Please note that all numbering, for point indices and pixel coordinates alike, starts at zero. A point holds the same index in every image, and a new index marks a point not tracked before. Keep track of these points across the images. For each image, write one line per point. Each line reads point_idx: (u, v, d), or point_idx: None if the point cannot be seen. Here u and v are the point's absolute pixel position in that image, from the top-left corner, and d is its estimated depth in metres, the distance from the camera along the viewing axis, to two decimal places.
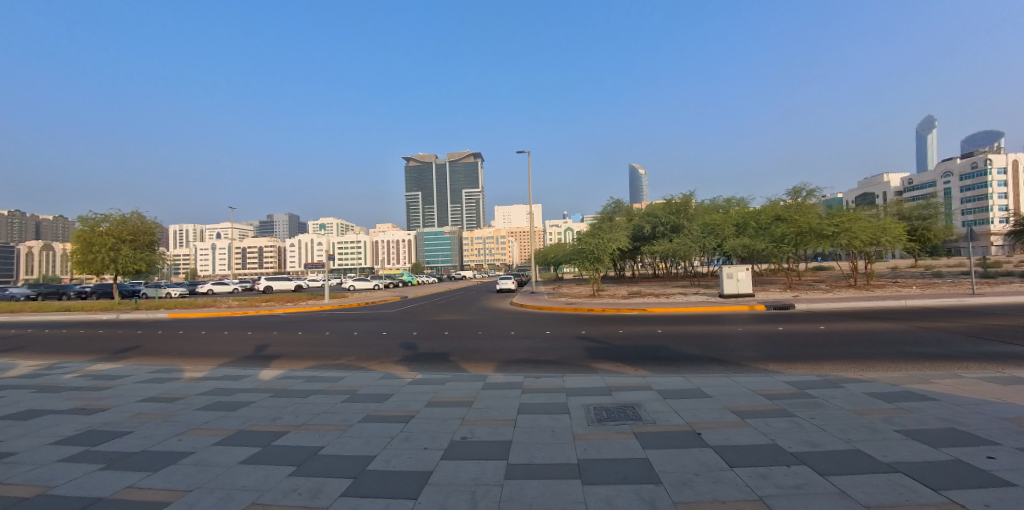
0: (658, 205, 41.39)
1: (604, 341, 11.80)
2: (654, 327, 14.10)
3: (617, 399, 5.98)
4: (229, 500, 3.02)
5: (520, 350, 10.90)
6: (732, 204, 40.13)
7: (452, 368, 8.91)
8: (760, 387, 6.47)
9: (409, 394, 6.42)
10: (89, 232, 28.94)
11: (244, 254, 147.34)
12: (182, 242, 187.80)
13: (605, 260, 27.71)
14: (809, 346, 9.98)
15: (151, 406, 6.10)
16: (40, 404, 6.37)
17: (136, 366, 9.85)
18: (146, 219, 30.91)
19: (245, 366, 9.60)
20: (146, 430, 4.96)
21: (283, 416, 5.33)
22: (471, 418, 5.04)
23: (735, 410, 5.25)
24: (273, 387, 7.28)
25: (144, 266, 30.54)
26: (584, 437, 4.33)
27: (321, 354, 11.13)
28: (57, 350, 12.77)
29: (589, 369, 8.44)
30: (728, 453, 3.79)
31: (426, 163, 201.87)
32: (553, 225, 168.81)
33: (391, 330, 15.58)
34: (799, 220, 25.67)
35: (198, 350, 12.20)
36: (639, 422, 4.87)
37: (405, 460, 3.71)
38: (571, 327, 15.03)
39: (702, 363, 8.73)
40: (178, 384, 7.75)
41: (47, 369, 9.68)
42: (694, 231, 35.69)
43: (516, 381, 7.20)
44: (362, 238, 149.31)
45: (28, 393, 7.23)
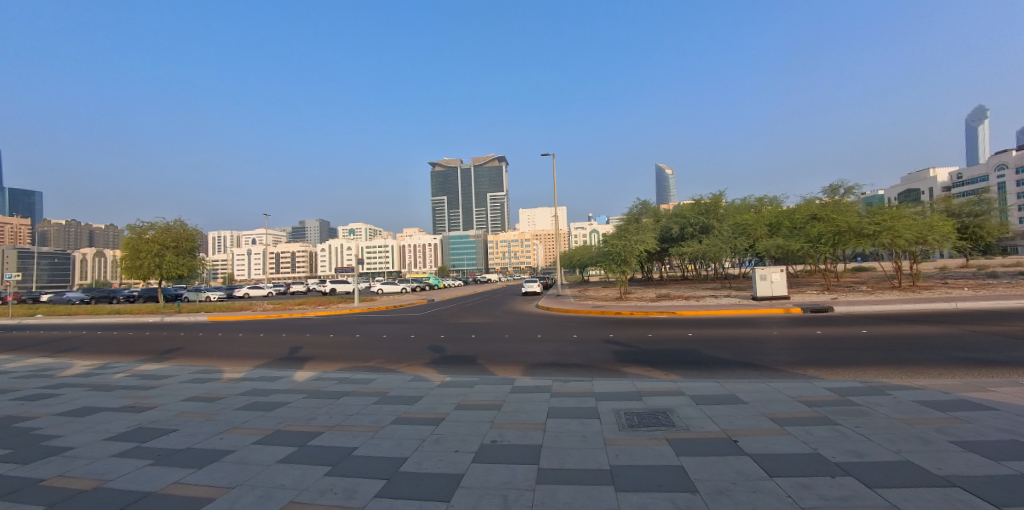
0: (687, 206, 40.49)
1: (631, 345, 11.59)
2: (684, 331, 13.78)
3: (648, 404, 5.86)
4: (268, 498, 3.10)
5: (547, 353, 10.84)
6: (764, 204, 38.79)
7: (479, 371, 8.95)
8: (799, 393, 6.20)
9: (438, 396, 6.49)
10: (137, 239, 30.61)
11: (278, 259, 152.75)
12: (220, 249, 195.72)
13: (632, 262, 27.31)
14: (851, 351, 9.50)
15: (195, 404, 6.38)
16: (94, 402, 6.76)
17: (180, 366, 10.32)
18: (187, 227, 32.43)
19: (279, 367, 9.93)
20: (188, 428, 5.17)
21: (318, 416, 5.47)
22: (501, 422, 5.03)
23: (772, 417, 5.05)
24: (307, 388, 7.49)
25: (187, 271, 32.02)
26: (615, 442, 4.26)
27: (351, 356, 11.36)
28: (109, 350, 13.54)
29: (618, 374, 8.31)
30: (767, 462, 3.66)
31: (452, 167, 204.39)
32: (579, 228, 167.42)
33: (418, 333, 15.79)
34: (837, 219, 24.62)
35: (236, 351, 12.68)
36: (671, 428, 4.76)
37: (437, 462, 3.74)
38: (598, 330, 14.84)
39: (736, 368, 8.44)
40: (218, 384, 8.08)
41: (100, 368, 10.27)
42: (724, 232, 34.69)
43: (544, 385, 7.16)
44: (390, 242, 152.19)
45: (83, 391, 7.68)
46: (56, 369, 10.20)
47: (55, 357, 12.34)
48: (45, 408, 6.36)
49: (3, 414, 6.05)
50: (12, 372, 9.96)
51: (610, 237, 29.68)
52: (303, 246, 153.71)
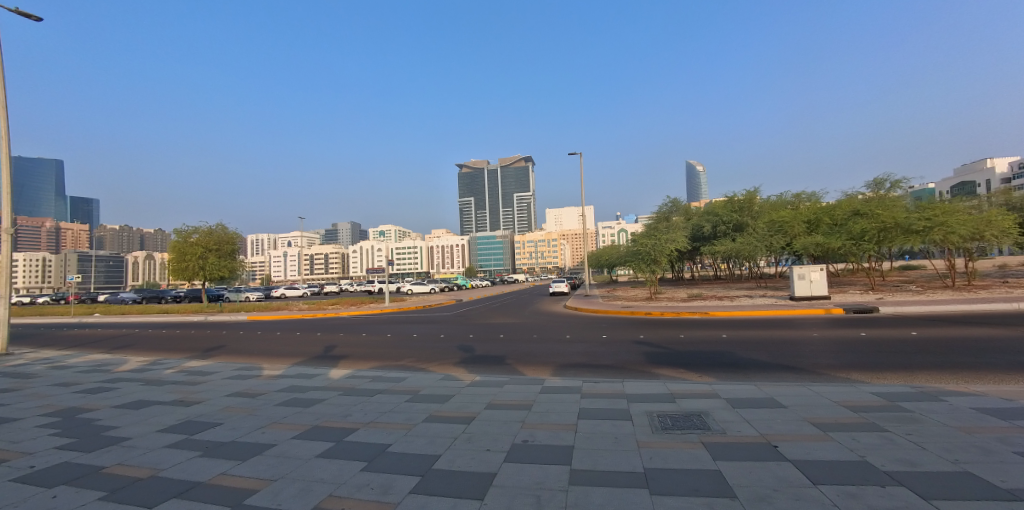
0: (719, 203, 39.35)
1: (663, 346, 11.33)
2: (718, 332, 13.39)
3: (681, 406, 5.73)
4: (309, 491, 3.21)
5: (576, 354, 10.76)
6: (802, 200, 37.29)
7: (507, 371, 9.00)
8: (843, 398, 5.92)
9: (469, 395, 6.54)
10: (183, 243, 32.25)
11: (312, 261, 157.84)
12: (259, 251, 204.12)
13: (662, 261, 26.74)
14: (899, 355, 8.99)
15: (238, 400, 6.67)
16: (147, 396, 7.17)
17: (223, 364, 10.81)
18: (228, 230, 33.90)
19: (315, 365, 10.25)
20: (232, 422, 5.41)
21: (353, 413, 5.62)
22: (532, 422, 5.02)
23: (815, 422, 4.84)
24: (342, 386, 7.70)
25: (227, 272, 33.49)
26: (648, 445, 4.19)
27: (383, 355, 11.59)
28: (158, 347, 14.33)
29: (649, 375, 8.15)
30: (810, 468, 3.51)
31: (479, 169, 206.02)
32: (607, 227, 165.37)
33: (447, 332, 15.99)
34: (882, 215, 23.40)
35: (275, 350, 13.19)
36: (707, 431, 4.63)
37: (469, 460, 3.77)
38: (627, 331, 14.61)
39: (773, 371, 8.15)
40: (259, 381, 8.42)
41: (152, 364, 10.90)
42: (759, 229, 33.44)
43: (574, 386, 7.11)
44: (419, 244, 154.78)
45: (138, 385, 8.18)
46: (112, 365, 10.89)
47: (111, 354, 13.17)
48: (104, 400, 6.80)
49: (67, 405, 6.50)
50: (75, 366, 10.68)
51: (639, 236, 29.14)
52: (335, 248, 158.52)
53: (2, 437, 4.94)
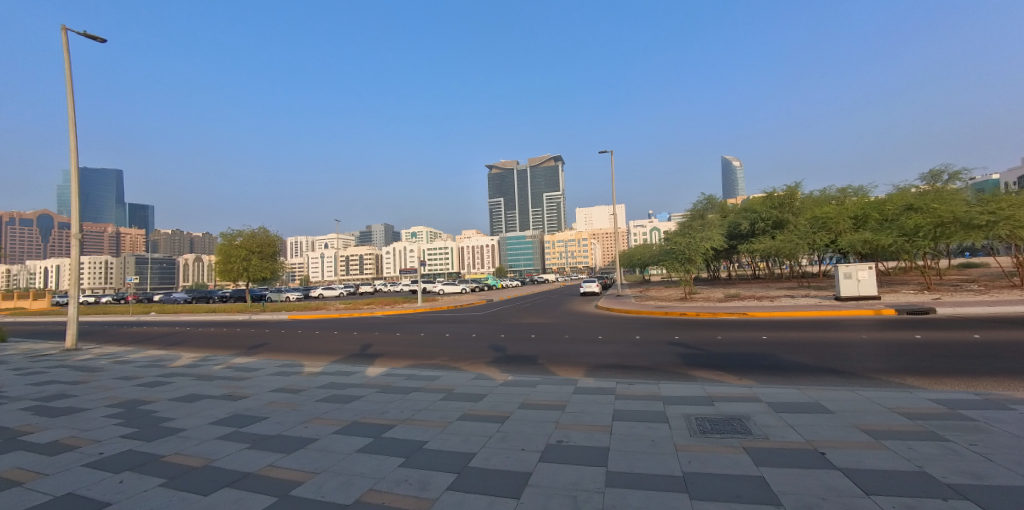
0: (758, 199, 37.85)
1: (700, 347, 11.03)
2: (758, 333, 12.88)
3: (720, 409, 5.56)
4: (350, 485, 3.31)
5: (609, 355, 10.61)
6: (848, 195, 35.38)
7: (539, 371, 9.01)
8: (897, 404, 5.58)
9: (502, 394, 6.58)
10: (228, 246, 33.95)
11: (347, 262, 162.75)
12: (297, 252, 212.67)
13: (697, 260, 25.95)
14: (959, 359, 8.39)
15: (281, 395, 6.97)
16: (200, 390, 7.60)
17: (267, 361, 11.30)
18: (270, 234, 35.40)
19: (352, 363, 10.58)
20: (277, 416, 5.65)
21: (390, 410, 5.76)
22: (566, 422, 5.00)
23: (866, 429, 4.58)
24: (378, 383, 7.91)
25: (269, 273, 34.99)
26: (686, 448, 4.09)
27: (416, 354, 11.82)
28: (207, 345, 15.16)
29: (685, 377, 7.94)
30: (861, 477, 3.34)
31: (508, 169, 206.70)
32: (639, 226, 162.30)
33: (479, 332, 16.13)
34: (939, 209, 21.89)
35: (315, 348, 13.69)
36: (748, 436, 4.47)
37: (504, 459, 3.79)
38: (661, 332, 14.30)
39: (818, 374, 7.79)
40: (301, 377, 8.77)
41: (202, 360, 11.54)
42: (800, 226, 31.93)
43: (608, 387, 7.02)
44: (450, 245, 156.99)
45: (190, 380, 8.69)
46: (167, 360, 11.61)
47: (166, 350, 14.05)
48: (160, 393, 7.26)
49: (129, 397, 6.97)
50: (134, 361, 11.46)
51: (673, 235, 28.37)
52: (370, 250, 162.92)
53: (74, 425, 5.35)
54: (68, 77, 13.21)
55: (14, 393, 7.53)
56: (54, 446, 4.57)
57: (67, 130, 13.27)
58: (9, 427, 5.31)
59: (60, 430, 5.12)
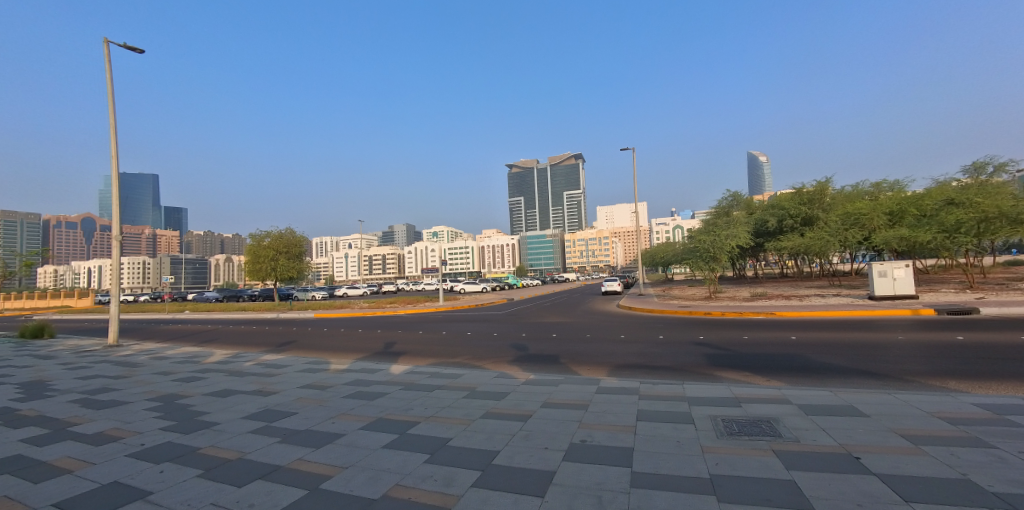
0: (786, 195, 36.69)
1: (726, 347, 10.79)
2: (787, 334, 12.49)
3: (747, 411, 5.44)
4: (377, 479, 3.38)
5: (632, 354, 10.50)
6: (883, 190, 33.97)
7: (561, 370, 9.00)
8: (938, 408, 5.33)
9: (524, 393, 6.59)
10: (257, 246, 35.00)
11: (370, 261, 165.60)
12: (322, 252, 217.67)
13: (722, 258, 25.34)
14: (1005, 362, 7.95)
15: (310, 392, 7.16)
16: (232, 385, 7.88)
17: (295, 358, 11.61)
18: (296, 234, 36.33)
19: (377, 361, 10.77)
20: (305, 412, 5.80)
21: (414, 407, 5.84)
22: (589, 422, 4.97)
23: (904, 434, 4.40)
24: (403, 381, 8.04)
25: (296, 273, 35.90)
26: (713, 450, 4.02)
27: (438, 352, 11.93)
28: (239, 342, 15.68)
29: (711, 378, 7.76)
30: (899, 483, 3.21)
31: (528, 168, 206.47)
32: (662, 224, 159.72)
33: (500, 331, 16.18)
34: (983, 204, 20.79)
35: (340, 346, 14.00)
36: (777, 439, 4.36)
37: (529, 458, 3.79)
38: (685, 332, 14.07)
39: (852, 376, 7.52)
40: (327, 374, 8.99)
41: (234, 357, 11.95)
42: (831, 222, 30.80)
43: (631, 387, 6.95)
44: (471, 245, 157.92)
45: (224, 376, 9.02)
46: (202, 357, 12.08)
47: (200, 347, 14.60)
48: (195, 388, 7.55)
49: (167, 392, 7.29)
50: (171, 358, 11.96)
51: (697, 233, 27.80)
52: (392, 250, 165.38)
53: (118, 418, 5.62)
54: (109, 86, 13.87)
55: (63, 386, 7.96)
56: (100, 436, 4.81)
57: (108, 137, 13.92)
58: (60, 418, 5.62)
59: (106, 422, 5.40)
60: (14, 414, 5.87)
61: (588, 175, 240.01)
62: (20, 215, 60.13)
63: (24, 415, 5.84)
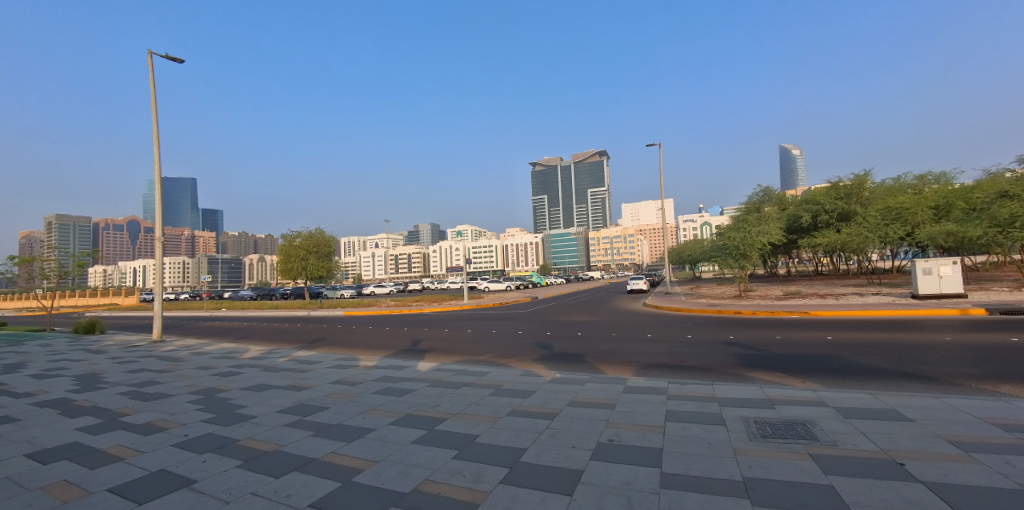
0: (820, 190, 35.27)
1: (758, 348, 10.48)
2: (823, 334, 12.03)
3: (782, 413, 5.27)
4: (407, 474, 3.44)
5: (659, 354, 10.33)
6: (927, 184, 32.20)
7: (587, 369, 8.94)
8: (991, 414, 5.03)
9: (550, 392, 6.57)
10: (288, 246, 36.12)
11: (396, 260, 168.42)
12: (350, 251, 222.93)
13: (752, 256, 24.54)
14: None
15: (340, 387, 7.35)
16: (267, 380, 8.17)
17: (325, 354, 11.95)
18: (325, 234, 37.31)
19: (404, 358, 10.97)
20: (336, 407, 5.97)
21: (441, 404, 5.92)
22: (616, 421, 4.92)
23: (952, 440, 4.18)
24: (429, 378, 8.15)
25: (325, 272, 36.88)
26: (745, 452, 3.92)
27: (463, 350, 12.05)
28: (272, 339, 16.24)
29: (742, 379, 7.55)
30: (948, 492, 3.06)
31: (551, 167, 205.49)
32: (689, 221, 156.05)
33: (525, 329, 16.21)
34: None
35: (368, 343, 14.31)
36: (814, 442, 4.20)
37: (556, 456, 3.79)
38: (715, 331, 13.72)
39: (894, 378, 7.19)
40: (357, 370, 9.22)
41: (269, 353, 12.40)
42: (870, 218, 29.40)
43: (659, 387, 6.85)
44: (494, 243, 158.71)
45: (259, 371, 9.37)
46: (238, 352, 12.59)
47: (237, 343, 15.21)
48: (233, 383, 7.86)
49: (207, 385, 7.63)
50: (209, 353, 12.51)
51: (726, 230, 27.05)
52: (417, 249, 167.86)
53: (163, 409, 5.93)
54: (153, 95, 14.56)
55: (113, 379, 8.44)
56: (147, 427, 5.08)
57: (152, 143, 14.62)
58: (112, 409, 5.98)
59: (152, 413, 5.70)
60: (70, 405, 6.26)
61: (613, 172, 237.39)
62: (72, 218, 63.91)
63: (79, 405, 6.23)
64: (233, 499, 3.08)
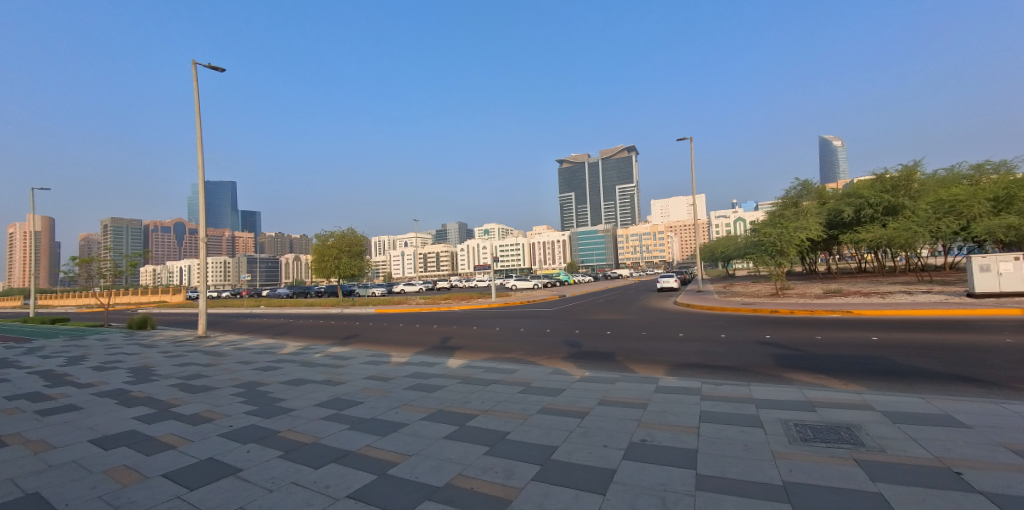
0: (865, 183, 33.48)
1: (797, 348, 10.09)
2: (868, 334, 11.47)
3: (823, 416, 5.05)
4: (440, 468, 3.50)
5: (692, 353, 10.09)
6: (984, 175, 30.08)
7: (617, 368, 8.84)
8: None
9: (580, 390, 6.53)
10: (322, 245, 37.25)
11: (425, 259, 170.92)
12: (380, 251, 227.94)
13: (790, 252, 23.52)
14: None
15: (373, 383, 7.53)
16: (305, 375, 8.47)
17: (358, 350, 12.29)
18: (357, 234, 38.26)
19: (434, 355, 11.15)
20: (371, 401, 6.14)
21: (472, 401, 5.97)
22: (649, 421, 4.84)
23: (1016, 450, 3.89)
24: (460, 375, 8.24)
25: (358, 271, 37.83)
26: (785, 455, 3.78)
27: (492, 348, 12.11)
28: (308, 335, 16.81)
29: (780, 380, 7.29)
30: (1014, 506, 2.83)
31: (578, 163, 203.93)
32: (722, 217, 151.35)
33: (553, 328, 16.17)
34: None
35: (399, 340, 14.60)
36: (859, 447, 4.02)
37: (587, 455, 3.77)
38: (751, 331, 13.25)
39: (949, 382, 6.77)
40: (389, 367, 9.43)
41: (305, 349, 12.85)
42: (921, 211, 27.68)
43: (693, 387, 6.69)
44: (521, 242, 158.95)
45: (297, 366, 9.73)
46: (277, 348, 13.09)
47: (275, 339, 15.83)
48: (273, 377, 8.19)
49: (249, 379, 7.98)
50: (251, 348, 13.06)
51: (762, 226, 26.08)
52: (445, 248, 169.90)
53: (209, 401, 6.25)
54: (196, 103, 15.32)
55: (164, 372, 8.94)
56: (196, 417, 5.37)
57: (195, 149, 15.38)
58: (164, 400, 6.35)
59: (201, 405, 6.01)
60: (127, 395, 6.69)
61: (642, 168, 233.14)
62: (124, 221, 68.05)
63: (135, 396, 6.64)
64: (276, 488, 3.22)
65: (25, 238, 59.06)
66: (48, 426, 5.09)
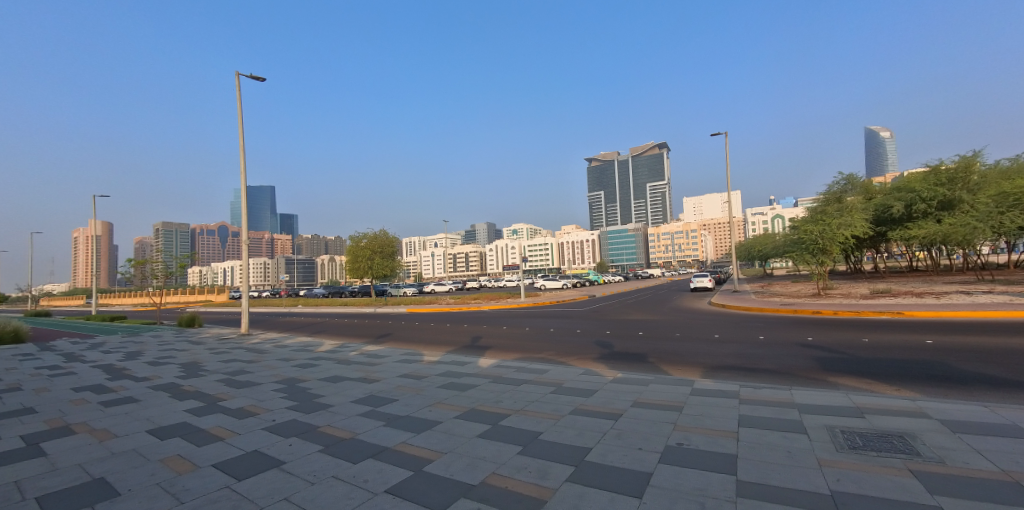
0: (917, 176, 31.51)
1: (842, 351, 9.58)
2: (921, 337, 10.78)
3: (873, 423, 4.79)
4: (475, 467, 3.53)
5: (728, 355, 9.78)
6: None
7: (650, 369, 8.68)
8: None
9: (613, 392, 6.44)
10: (356, 246, 38.33)
11: (455, 259, 172.99)
12: (412, 251, 232.13)
13: (834, 251, 22.41)
14: None
15: (407, 381, 7.68)
16: (341, 372, 8.74)
17: (392, 349, 12.55)
18: (389, 235, 39.14)
19: (465, 354, 11.27)
20: (404, 399, 6.26)
21: (504, 400, 6.00)
22: (685, 424, 4.73)
23: None
24: (491, 374, 8.29)
25: (390, 271, 38.64)
26: (832, 464, 3.61)
27: (522, 348, 12.11)
28: (343, 334, 17.30)
29: (824, 384, 6.98)
30: None
31: (608, 162, 201.38)
32: (758, 213, 145.89)
33: (583, 328, 16.02)
34: None
35: (431, 339, 14.82)
36: (915, 457, 3.78)
37: (622, 457, 3.72)
38: (791, 332, 12.72)
39: (1014, 389, 6.28)
40: (421, 365, 9.59)
41: (341, 347, 13.23)
42: (981, 205, 25.78)
43: (731, 390, 6.49)
44: (550, 241, 158.35)
45: (334, 363, 10.03)
46: (315, 346, 13.55)
47: (312, 337, 16.39)
48: (311, 373, 8.49)
49: (289, 375, 8.31)
50: (289, 346, 13.57)
51: (803, 222, 24.96)
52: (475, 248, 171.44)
53: (254, 396, 6.55)
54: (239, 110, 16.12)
55: (211, 367, 9.42)
56: (242, 411, 5.63)
57: (239, 154, 16.13)
58: (212, 394, 6.70)
59: (246, 399, 6.29)
60: (179, 389, 7.09)
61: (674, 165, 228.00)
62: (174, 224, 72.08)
63: (186, 389, 7.04)
64: (317, 481, 3.32)
65: (88, 241, 63.56)
66: (112, 417, 5.46)
